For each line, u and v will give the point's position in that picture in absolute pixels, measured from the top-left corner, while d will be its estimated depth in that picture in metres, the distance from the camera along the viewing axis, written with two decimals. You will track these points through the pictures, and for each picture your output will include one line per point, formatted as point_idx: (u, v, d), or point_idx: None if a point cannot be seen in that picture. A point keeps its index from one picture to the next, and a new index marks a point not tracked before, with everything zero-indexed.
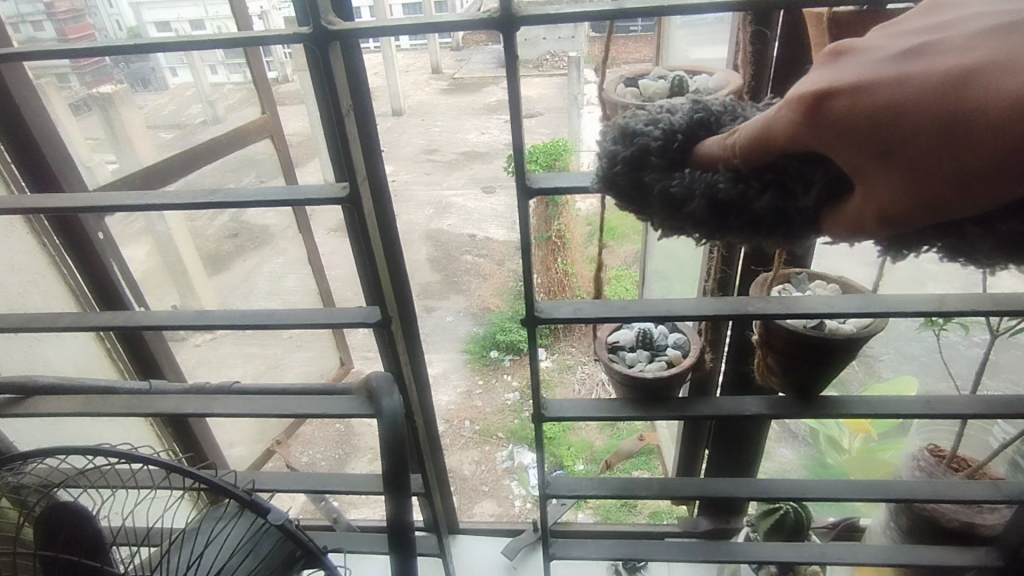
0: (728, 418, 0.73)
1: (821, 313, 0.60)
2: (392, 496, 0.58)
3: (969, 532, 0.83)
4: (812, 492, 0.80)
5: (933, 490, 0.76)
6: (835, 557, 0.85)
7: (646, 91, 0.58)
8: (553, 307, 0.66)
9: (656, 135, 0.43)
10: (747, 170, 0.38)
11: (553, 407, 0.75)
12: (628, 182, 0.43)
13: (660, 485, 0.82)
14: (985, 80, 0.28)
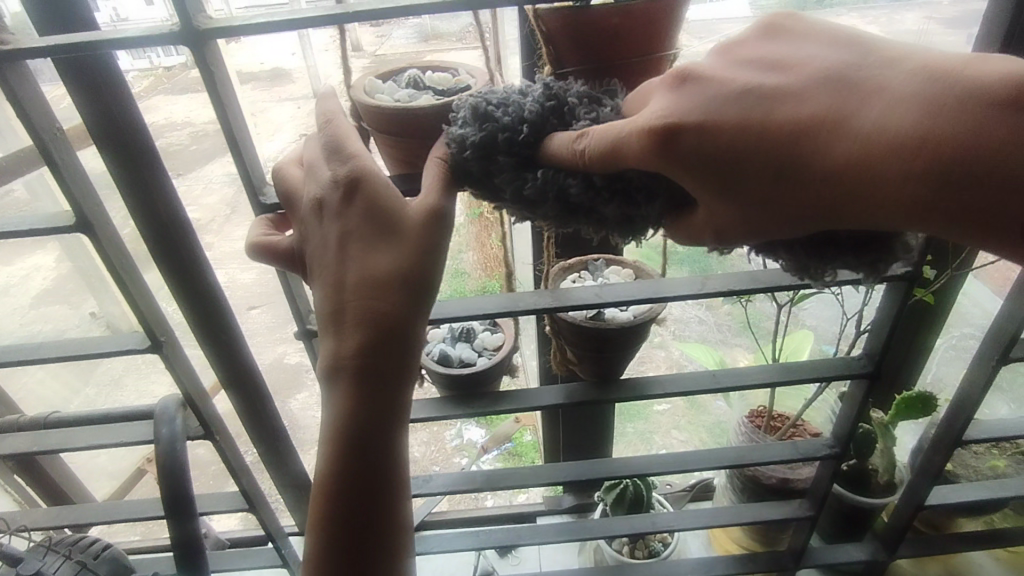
0: (540, 407, 0.85)
1: (591, 302, 0.72)
2: (171, 515, 0.88)
3: (784, 486, 1.01)
4: (648, 467, 0.92)
5: (753, 454, 0.91)
6: (669, 525, 0.98)
7: (384, 90, 0.64)
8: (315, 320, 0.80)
9: (506, 124, 0.55)
10: (602, 182, 0.53)
11: None
12: (482, 172, 0.56)
13: (479, 479, 0.93)
14: (835, 128, 0.46)
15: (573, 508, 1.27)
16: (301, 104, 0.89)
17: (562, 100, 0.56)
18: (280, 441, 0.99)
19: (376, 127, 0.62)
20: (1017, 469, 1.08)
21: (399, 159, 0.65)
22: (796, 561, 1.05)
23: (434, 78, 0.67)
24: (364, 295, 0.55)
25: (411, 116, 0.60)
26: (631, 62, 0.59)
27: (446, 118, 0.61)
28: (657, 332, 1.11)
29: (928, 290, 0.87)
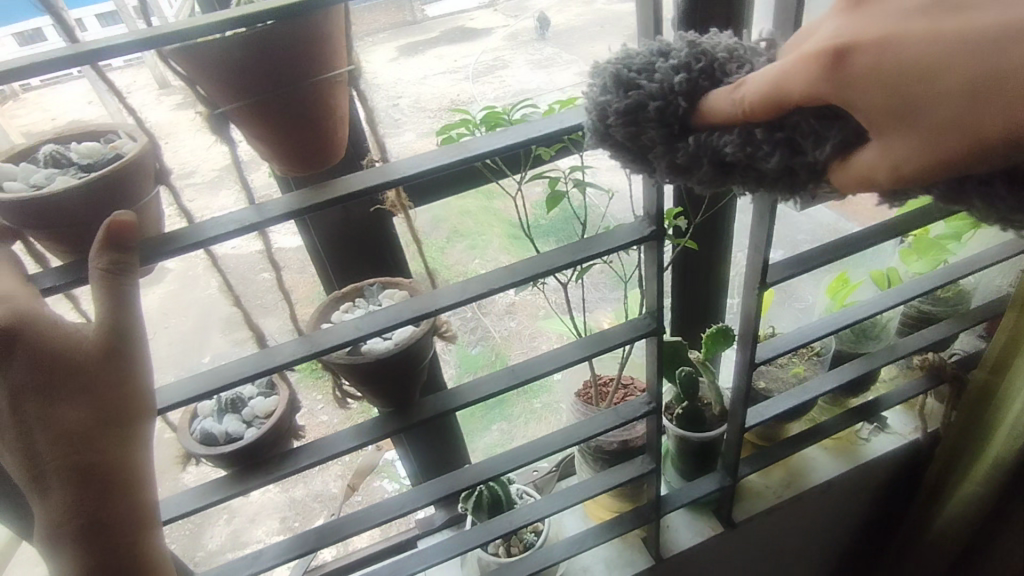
0: (331, 457, 0.81)
1: (338, 344, 0.70)
2: None
3: (623, 447, 1.08)
4: (497, 467, 0.93)
5: (590, 427, 0.94)
6: (528, 515, 1.01)
7: (26, 179, 0.58)
8: None
9: (656, 91, 0.52)
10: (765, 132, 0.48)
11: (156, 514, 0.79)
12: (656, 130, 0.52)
13: (315, 536, 0.90)
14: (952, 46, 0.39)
15: (446, 523, 1.26)
16: None
17: (711, 58, 0.53)
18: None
19: (22, 219, 0.55)
20: (814, 369, 1.24)
21: (64, 249, 0.59)
22: (658, 510, 1.09)
23: (79, 149, 0.60)
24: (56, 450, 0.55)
25: (40, 204, 0.54)
26: (299, 85, 0.56)
27: (86, 201, 0.55)
28: (539, 305, 1.17)
29: (689, 237, 0.98)
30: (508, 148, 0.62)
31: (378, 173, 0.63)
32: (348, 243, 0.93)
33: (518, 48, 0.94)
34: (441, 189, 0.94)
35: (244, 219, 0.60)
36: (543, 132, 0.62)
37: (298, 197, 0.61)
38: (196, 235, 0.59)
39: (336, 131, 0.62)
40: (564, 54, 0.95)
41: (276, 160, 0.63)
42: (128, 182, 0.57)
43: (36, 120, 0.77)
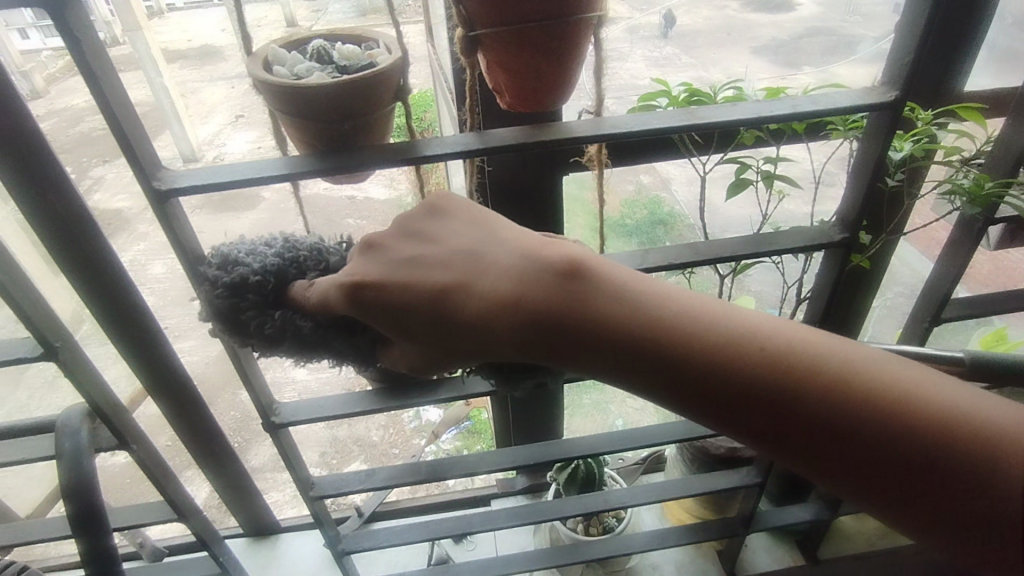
0: (465, 396, 0.83)
1: None
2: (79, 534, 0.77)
3: (732, 454, 1.06)
4: (593, 447, 0.93)
5: (705, 426, 0.93)
6: (622, 499, 1.01)
7: (294, 67, 0.59)
8: None
9: (252, 270, 0.61)
10: (328, 321, 0.59)
11: (287, 412, 0.83)
12: (233, 297, 0.61)
13: (425, 470, 0.92)
14: (472, 288, 0.52)
15: (527, 489, 1.29)
16: (232, 83, 0.91)
17: (301, 251, 0.63)
18: (207, 429, 1.01)
19: (286, 105, 0.58)
20: None
21: (305, 141, 0.62)
22: (746, 525, 1.07)
23: (341, 49, 0.61)
24: (276, 266, 0.61)
25: (303, 94, 0.56)
26: (553, 23, 0.55)
27: (345, 97, 0.57)
28: None
29: (866, 256, 0.91)
30: (737, 122, 0.64)
31: (592, 126, 0.65)
32: (513, 193, 0.91)
33: (638, 42, 0.92)
34: (632, 152, 0.92)
35: (467, 143, 0.64)
36: (776, 113, 0.63)
37: (514, 135, 0.65)
38: (414, 150, 0.63)
39: (569, 78, 0.61)
40: (684, 57, 0.93)
41: (507, 93, 0.62)
42: (380, 90, 0.59)
43: (174, 37, 0.88)
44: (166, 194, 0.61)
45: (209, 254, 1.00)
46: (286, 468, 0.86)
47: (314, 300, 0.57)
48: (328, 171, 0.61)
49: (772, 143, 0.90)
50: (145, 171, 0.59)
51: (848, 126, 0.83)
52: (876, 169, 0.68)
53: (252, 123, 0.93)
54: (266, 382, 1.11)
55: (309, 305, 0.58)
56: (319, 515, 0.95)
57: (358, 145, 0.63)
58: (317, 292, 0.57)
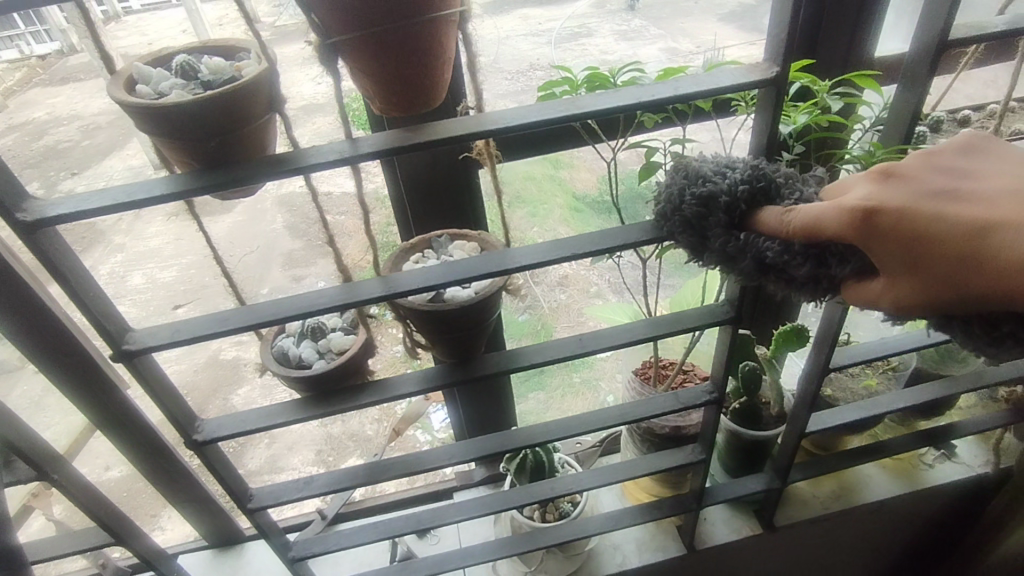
0: (396, 396, 0.83)
1: (413, 288, 0.70)
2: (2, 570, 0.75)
3: (676, 432, 1.07)
4: (542, 435, 0.93)
5: (642, 409, 0.93)
6: (569, 486, 1.01)
7: (161, 88, 0.59)
8: (150, 336, 0.69)
9: (719, 190, 0.63)
10: (801, 247, 0.59)
11: (210, 427, 0.81)
12: (697, 214, 0.64)
13: (363, 472, 0.92)
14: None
15: (485, 479, 1.30)
16: None
17: (771, 179, 0.63)
18: (160, 444, 0.97)
19: (149, 125, 0.57)
20: (887, 385, 1.19)
21: (183, 160, 0.61)
22: (699, 501, 1.09)
23: (206, 64, 0.61)
24: (745, 192, 0.62)
25: (163, 112, 0.55)
26: (403, 24, 0.54)
27: (198, 113, 0.56)
28: (591, 282, 1.16)
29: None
30: (617, 109, 0.62)
31: (473, 122, 0.62)
32: (431, 189, 0.92)
33: (605, 17, 0.91)
34: (550, 143, 0.95)
35: (343, 150, 0.61)
36: (654, 99, 0.62)
37: (391, 139, 0.62)
38: (296, 161, 0.60)
39: (433, 79, 0.60)
40: (652, 28, 0.93)
41: (376, 98, 0.61)
42: (237, 104, 0.57)
43: (132, 42, 0.80)
44: (35, 223, 0.58)
45: (189, 261, 0.99)
46: (218, 484, 0.85)
47: (801, 223, 0.58)
48: (204, 187, 0.59)
49: (678, 123, 0.92)
50: (4, 201, 0.56)
51: (749, 101, 0.84)
52: (769, 145, 0.68)
53: None
54: (259, 384, 1.11)
55: (788, 230, 0.59)
56: (262, 525, 0.94)
57: (232, 162, 0.61)
58: (809, 216, 0.58)
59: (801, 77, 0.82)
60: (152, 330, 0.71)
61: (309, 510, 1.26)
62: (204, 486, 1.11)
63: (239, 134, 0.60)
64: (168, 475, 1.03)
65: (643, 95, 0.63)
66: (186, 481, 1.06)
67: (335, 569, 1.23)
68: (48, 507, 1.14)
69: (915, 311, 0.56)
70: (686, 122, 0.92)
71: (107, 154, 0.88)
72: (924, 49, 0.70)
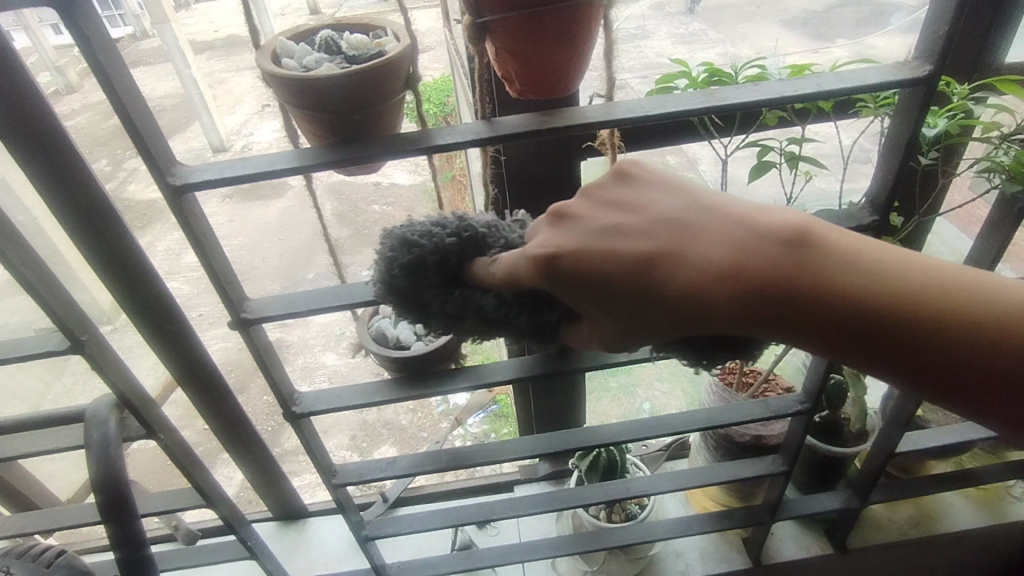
0: (500, 383, 0.83)
1: None
2: (111, 520, 0.76)
3: (756, 441, 1.05)
4: (621, 434, 0.92)
5: (719, 416, 0.92)
6: (643, 489, 1.00)
7: (303, 57, 0.59)
8: (268, 306, 0.70)
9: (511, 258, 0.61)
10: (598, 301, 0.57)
11: (308, 401, 0.82)
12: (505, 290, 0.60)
13: (445, 458, 0.93)
14: (827, 257, 0.49)
15: (548, 475, 1.30)
16: (257, 74, 0.95)
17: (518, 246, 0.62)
18: (233, 415, 1.01)
19: (295, 97, 0.57)
20: None
21: (316, 132, 0.61)
22: (771, 514, 1.06)
23: (349, 39, 0.60)
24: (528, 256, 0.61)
25: (313, 86, 0.55)
26: (559, 9, 0.54)
27: (354, 87, 0.56)
28: None
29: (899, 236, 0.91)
30: (759, 103, 0.61)
31: (602, 110, 0.62)
32: (540, 178, 0.90)
33: (664, 19, 0.89)
34: (655, 137, 0.90)
35: (477, 132, 0.62)
36: (800, 93, 0.60)
37: (522, 123, 0.63)
38: (427, 140, 0.61)
39: (578, 65, 0.60)
40: (711, 31, 0.91)
41: (516, 81, 0.61)
42: (390, 79, 0.58)
43: (201, 29, 0.85)
44: (182, 186, 0.59)
45: (241, 242, 1.02)
46: (308, 454, 0.86)
47: (535, 256, 0.54)
48: (340, 159, 0.60)
49: (796, 123, 0.88)
50: (159, 166, 0.57)
51: (877, 103, 0.81)
52: (909, 146, 0.64)
53: (277, 112, 0.98)
54: (298, 367, 1.14)
55: (497, 283, 0.58)
56: (342, 502, 0.95)
57: (371, 137, 0.62)
58: (520, 268, 0.55)
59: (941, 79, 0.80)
60: (268, 300, 0.72)
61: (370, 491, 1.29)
62: (274, 459, 1.15)
63: (375, 111, 0.60)
64: (242, 442, 1.06)
65: (788, 88, 0.61)
66: (256, 451, 1.09)
67: (396, 551, 1.25)
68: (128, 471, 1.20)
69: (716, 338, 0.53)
70: (805, 122, 0.87)
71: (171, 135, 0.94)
72: None
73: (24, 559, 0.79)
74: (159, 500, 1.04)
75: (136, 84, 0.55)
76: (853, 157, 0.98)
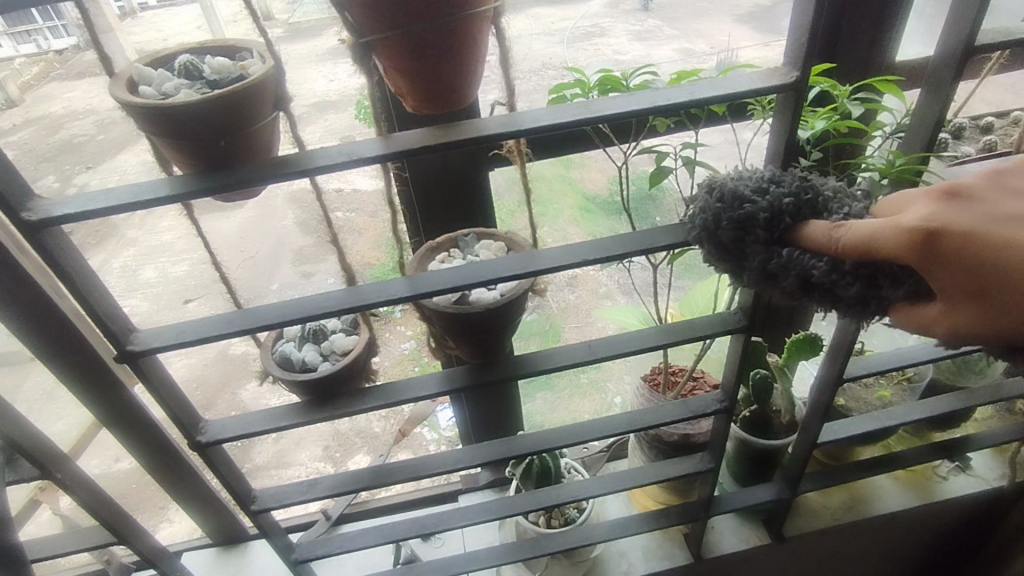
0: (407, 400, 0.83)
1: (448, 286, 0.70)
2: None
3: (686, 441, 1.07)
4: (553, 440, 0.93)
5: (642, 418, 0.93)
6: (573, 493, 1.01)
7: (161, 88, 0.59)
8: (154, 339, 0.69)
9: (762, 206, 0.61)
10: (851, 267, 0.56)
11: (214, 429, 0.81)
12: (742, 230, 0.62)
13: (367, 476, 0.92)
14: None
15: (490, 483, 1.29)
16: None
17: (818, 194, 0.61)
18: (166, 442, 0.98)
19: (155, 127, 0.57)
20: (901, 396, 1.18)
21: (185, 161, 0.60)
22: (706, 510, 1.08)
23: (210, 64, 0.61)
24: (791, 205, 0.60)
25: (167, 114, 0.55)
26: (436, 26, 0.54)
27: (206, 114, 0.56)
28: (600, 281, 1.16)
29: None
30: (632, 113, 0.62)
31: (503, 121, 0.62)
32: (448, 192, 0.93)
33: (619, 17, 0.91)
34: (566, 147, 0.95)
35: (353, 154, 0.61)
36: (668, 103, 0.61)
37: (423, 136, 0.62)
38: (303, 163, 0.60)
39: (466, 79, 0.60)
40: (667, 28, 0.93)
41: (409, 95, 0.61)
42: (244, 104, 0.57)
43: (148, 38, 0.80)
44: (41, 222, 0.57)
45: (201, 256, 1.00)
46: (222, 485, 0.86)
47: (853, 240, 0.55)
48: (210, 186, 0.59)
49: (693, 126, 0.91)
50: (11, 201, 0.56)
51: (765, 105, 0.84)
52: (790, 148, 0.66)
53: None
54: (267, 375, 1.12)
55: (835, 246, 0.57)
56: (265, 526, 0.93)
57: (239, 163, 0.61)
58: (857, 236, 0.55)
59: (822, 82, 0.82)
60: (156, 332, 0.70)
61: (316, 510, 1.27)
62: (209, 485, 1.12)
63: (242, 136, 0.60)
64: (175, 470, 1.03)
65: (655, 97, 0.62)
66: (190, 477, 1.06)
67: (341, 570, 1.24)
68: (59, 501, 1.15)
69: (965, 340, 0.53)
70: (700, 126, 0.91)
71: (122, 148, 0.90)
72: (951, 54, 0.72)
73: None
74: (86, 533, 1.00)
75: None
76: (753, 158, 1.01)
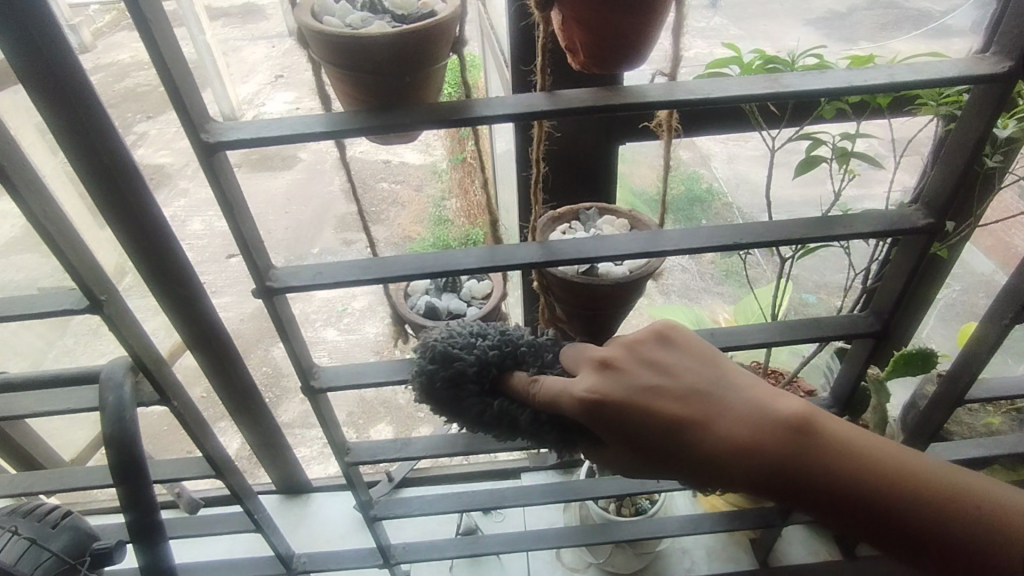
0: None
1: (574, 259, 0.68)
2: (123, 478, 0.72)
3: None
4: None
5: None
6: (662, 484, 1.00)
7: (347, 17, 0.58)
8: (289, 276, 0.68)
9: (468, 364, 0.62)
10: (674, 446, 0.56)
11: (325, 376, 0.81)
12: (557, 422, 0.60)
13: (462, 441, 0.92)
14: (903, 486, 0.52)
15: (557, 464, 1.30)
16: (274, 43, 0.93)
17: (514, 346, 0.64)
18: (245, 386, 1.01)
19: (346, 58, 0.56)
20: (1011, 427, 1.14)
21: (361, 97, 0.60)
22: (786, 517, 1.06)
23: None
24: (494, 358, 0.62)
25: (367, 45, 0.55)
26: None
27: (396, 48, 0.56)
28: None
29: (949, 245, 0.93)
30: (827, 92, 0.58)
31: (667, 89, 0.61)
32: (578, 160, 0.91)
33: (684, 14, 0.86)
34: (706, 123, 0.89)
35: (523, 105, 0.60)
36: (869, 83, 0.58)
37: (586, 95, 0.60)
38: (472, 111, 0.59)
39: (649, 34, 0.58)
40: (731, 27, 0.88)
41: (580, 52, 0.60)
42: (430, 43, 0.57)
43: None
44: (217, 146, 0.56)
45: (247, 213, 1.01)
46: (322, 432, 0.85)
47: (543, 398, 0.59)
48: (389, 123, 0.58)
49: (853, 116, 0.88)
50: (192, 120, 0.55)
51: (944, 101, 0.80)
52: (977, 149, 0.63)
53: (291, 84, 0.97)
54: None
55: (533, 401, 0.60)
56: (354, 480, 0.94)
57: (410, 104, 0.60)
58: (546, 393, 0.58)
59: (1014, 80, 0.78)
60: (290, 271, 0.70)
61: (375, 470, 1.29)
62: (278, 431, 1.14)
63: (420, 75, 0.59)
64: (251, 412, 1.06)
65: (852, 76, 0.59)
66: (261, 421, 1.09)
67: (402, 532, 1.26)
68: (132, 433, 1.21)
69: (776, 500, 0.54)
70: (861, 116, 0.88)
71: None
72: None
73: (30, 518, 0.77)
74: (163, 468, 1.04)
75: (174, 45, 0.53)
76: (906, 155, 0.99)
